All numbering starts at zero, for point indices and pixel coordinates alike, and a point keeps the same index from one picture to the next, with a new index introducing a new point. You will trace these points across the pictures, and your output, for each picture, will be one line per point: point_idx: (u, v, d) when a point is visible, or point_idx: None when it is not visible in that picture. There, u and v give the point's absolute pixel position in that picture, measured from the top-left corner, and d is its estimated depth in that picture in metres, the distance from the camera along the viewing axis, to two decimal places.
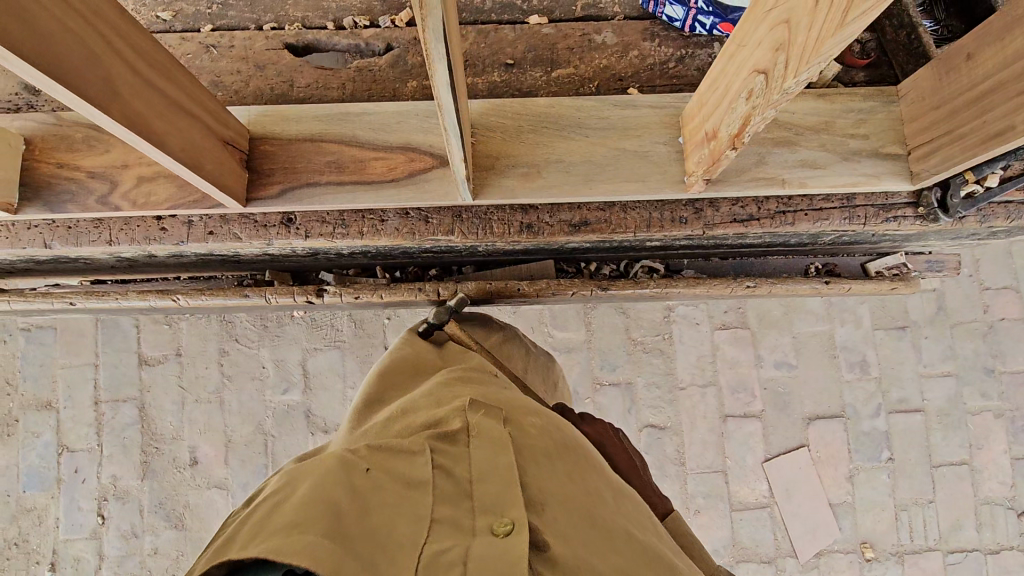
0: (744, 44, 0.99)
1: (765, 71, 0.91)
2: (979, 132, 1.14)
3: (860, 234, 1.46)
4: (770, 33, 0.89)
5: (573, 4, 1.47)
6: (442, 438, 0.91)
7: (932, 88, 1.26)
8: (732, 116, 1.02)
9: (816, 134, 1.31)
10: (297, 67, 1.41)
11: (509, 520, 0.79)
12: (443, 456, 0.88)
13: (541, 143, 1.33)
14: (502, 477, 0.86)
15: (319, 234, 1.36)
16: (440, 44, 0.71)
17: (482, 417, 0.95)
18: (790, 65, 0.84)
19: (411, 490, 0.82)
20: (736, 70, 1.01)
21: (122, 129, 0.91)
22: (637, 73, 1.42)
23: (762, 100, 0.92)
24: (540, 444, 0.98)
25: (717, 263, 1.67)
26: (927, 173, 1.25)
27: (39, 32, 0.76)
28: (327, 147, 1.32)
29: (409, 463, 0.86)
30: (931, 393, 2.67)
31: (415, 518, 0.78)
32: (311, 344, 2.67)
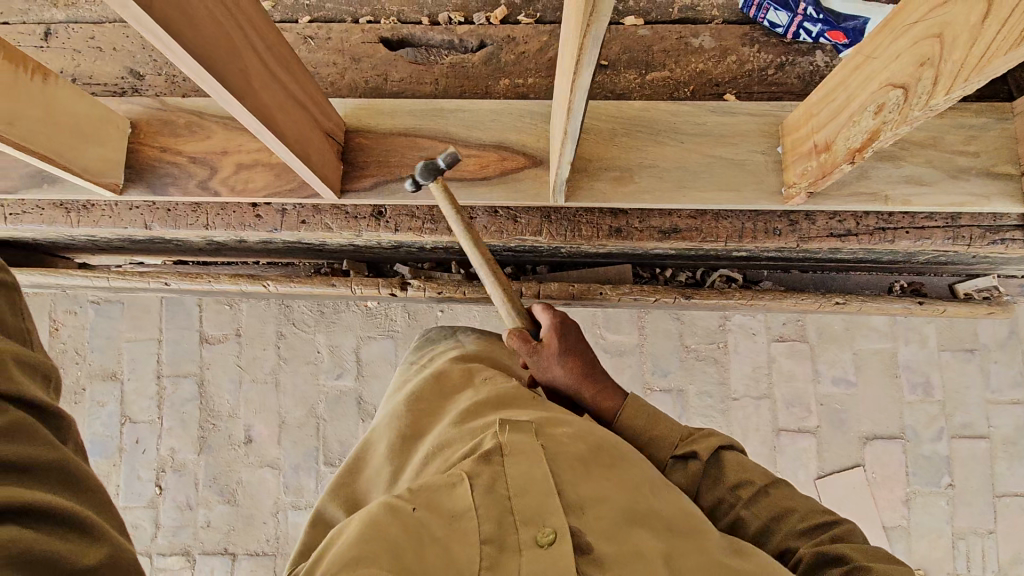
0: (876, 56, 0.97)
1: (903, 86, 0.89)
2: None
3: (958, 255, 1.40)
4: (914, 48, 0.87)
5: (671, 6, 1.44)
6: (478, 460, 0.87)
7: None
8: (853, 130, 1.00)
9: (923, 149, 1.26)
10: (392, 61, 1.43)
11: (551, 529, 0.79)
12: (480, 476, 0.85)
13: (635, 147, 1.32)
14: (539, 490, 0.84)
15: (408, 228, 1.37)
16: (595, 48, 0.72)
17: (513, 436, 0.92)
18: (938, 83, 0.82)
19: (455, 521, 0.78)
20: (863, 83, 0.99)
21: (253, 119, 0.93)
22: (735, 79, 1.40)
23: (897, 115, 0.90)
24: (577, 449, 0.92)
25: (798, 276, 1.63)
26: None
27: (196, 24, 0.78)
28: (420, 142, 1.33)
29: (449, 493, 0.83)
30: (998, 420, 2.57)
31: (461, 546, 0.76)
32: (365, 332, 2.71)
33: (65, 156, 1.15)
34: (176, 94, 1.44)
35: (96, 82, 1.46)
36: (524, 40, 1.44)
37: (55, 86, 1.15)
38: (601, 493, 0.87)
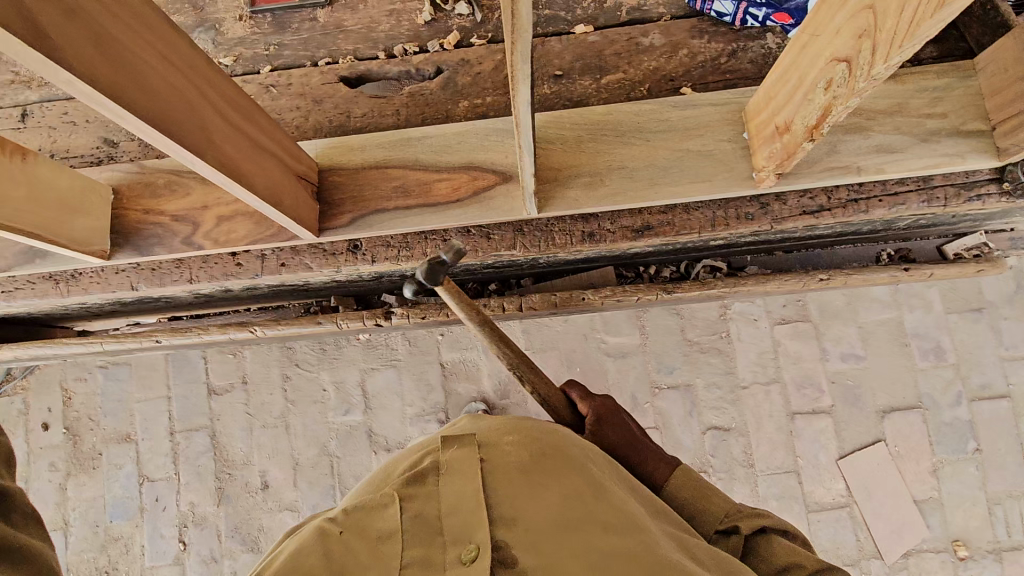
0: (821, 31, 0.96)
1: (848, 59, 0.88)
2: None
3: (938, 216, 1.39)
4: (852, 20, 0.87)
5: (618, 9, 1.46)
6: (414, 479, 0.90)
7: (1015, 57, 1.20)
8: (809, 108, 0.99)
9: (889, 117, 1.26)
10: (352, 98, 1.47)
11: (475, 545, 0.83)
12: (411, 500, 0.88)
13: (601, 151, 1.33)
14: (468, 509, 0.86)
15: (386, 258, 1.39)
16: (527, 64, 0.72)
17: (455, 452, 0.94)
18: (878, 51, 0.81)
19: (382, 542, 0.83)
20: (812, 60, 0.99)
21: (216, 173, 0.95)
22: (689, 72, 1.41)
23: (844, 89, 0.89)
24: (516, 456, 0.93)
25: (781, 258, 1.63)
26: (1016, 148, 1.18)
27: (147, 89, 0.80)
28: (392, 173, 1.36)
29: (380, 515, 0.87)
30: (1016, 376, 2.52)
31: (384, 568, 0.80)
32: (368, 364, 2.72)
33: (49, 230, 1.18)
34: (150, 156, 1.48)
35: (73, 154, 1.51)
36: (477, 62, 1.47)
37: (36, 163, 1.18)
38: (537, 504, 0.88)
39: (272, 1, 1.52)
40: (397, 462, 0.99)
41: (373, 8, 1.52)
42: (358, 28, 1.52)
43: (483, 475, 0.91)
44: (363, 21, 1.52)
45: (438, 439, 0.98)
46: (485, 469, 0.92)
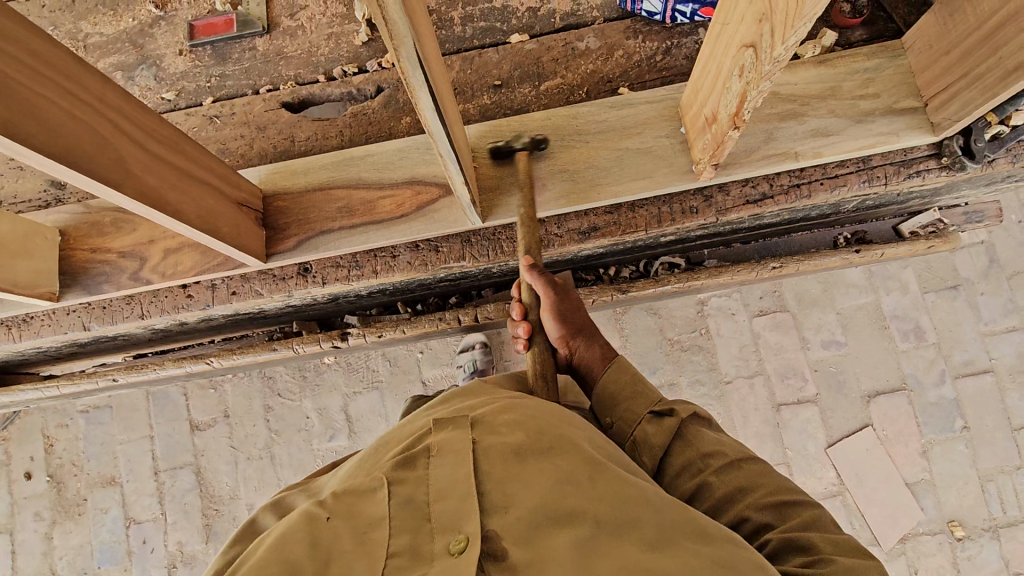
0: (730, 20, 0.99)
1: (753, 44, 0.90)
2: (999, 68, 1.08)
3: (884, 196, 1.39)
4: (753, 7, 0.89)
5: (552, 16, 1.47)
6: (403, 466, 0.86)
7: (938, 34, 1.21)
8: (728, 97, 1.01)
9: (823, 101, 1.27)
10: (296, 123, 1.48)
11: (464, 536, 0.76)
12: (400, 485, 0.83)
13: (542, 155, 1.34)
14: (459, 493, 0.81)
15: (336, 279, 1.38)
16: (419, 71, 0.74)
17: (445, 435, 0.90)
18: (776, 34, 0.82)
19: (370, 530, 0.78)
20: (725, 50, 1.01)
21: (137, 204, 0.95)
22: (626, 72, 1.42)
23: (753, 74, 0.91)
24: (510, 437, 0.88)
25: (740, 248, 1.63)
26: (949, 122, 1.19)
27: (44, 122, 0.81)
28: (334, 194, 1.36)
29: (369, 501, 0.83)
30: (999, 350, 2.51)
31: (372, 560, 0.75)
32: (350, 388, 2.70)
33: None
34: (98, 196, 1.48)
35: (22, 199, 1.51)
36: None
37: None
38: (528, 490, 0.81)
39: (211, 34, 1.53)
40: (388, 447, 0.96)
41: (313, 33, 1.53)
42: (298, 53, 1.52)
43: (475, 460, 0.86)
44: (303, 46, 1.53)
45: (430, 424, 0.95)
46: (477, 455, 0.87)
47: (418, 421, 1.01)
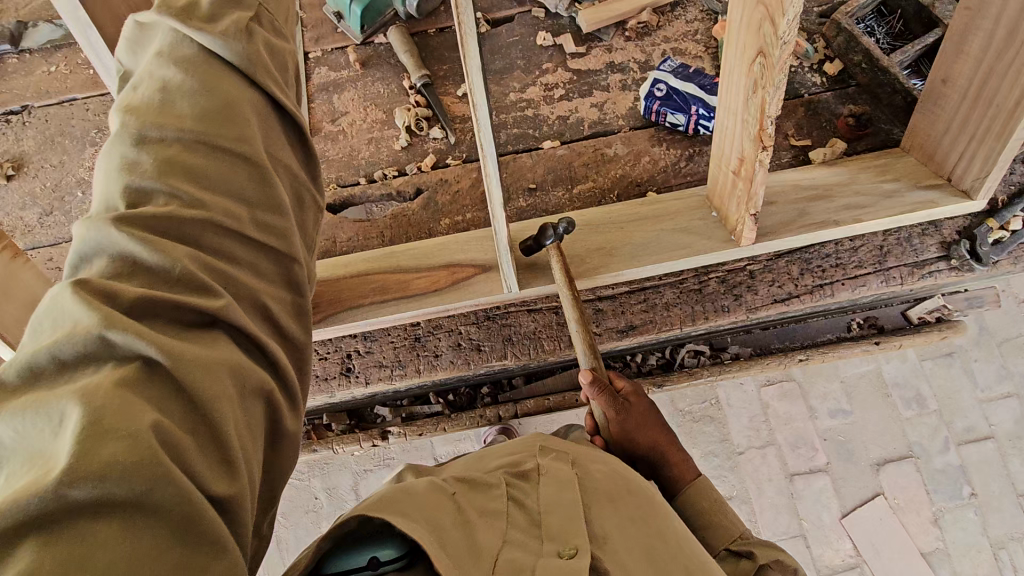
0: (733, 69, 1.11)
1: (760, 54, 0.97)
2: (1002, 112, 1.18)
3: (897, 293, 1.48)
4: (748, 31, 0.99)
5: (581, 124, 1.60)
6: (518, 477, 0.95)
7: (930, 125, 1.34)
8: (750, 122, 1.07)
9: (846, 188, 1.37)
10: (338, 224, 1.53)
11: (573, 546, 0.81)
12: (515, 491, 0.91)
13: (576, 240, 1.40)
14: (568, 508, 0.88)
15: (379, 378, 1.40)
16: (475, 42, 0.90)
17: (551, 463, 0.99)
18: (773, 20, 0.89)
19: (490, 518, 0.85)
20: (736, 92, 1.12)
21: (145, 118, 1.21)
22: (653, 177, 1.53)
23: (767, 80, 0.96)
24: (606, 483, 0.97)
25: (760, 334, 1.68)
26: (974, 181, 1.28)
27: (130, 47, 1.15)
28: (371, 278, 1.39)
29: (487, 495, 0.90)
30: (996, 417, 2.60)
31: (489, 543, 0.79)
32: (360, 467, 2.64)
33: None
34: None
35: None
36: (455, 181, 1.55)
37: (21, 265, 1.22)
38: (625, 537, 0.88)
39: None
40: (493, 462, 1.03)
41: (353, 138, 1.61)
42: (340, 157, 1.60)
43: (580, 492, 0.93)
44: (344, 150, 1.60)
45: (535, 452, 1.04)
46: (582, 489, 0.94)
47: (516, 445, 1.09)
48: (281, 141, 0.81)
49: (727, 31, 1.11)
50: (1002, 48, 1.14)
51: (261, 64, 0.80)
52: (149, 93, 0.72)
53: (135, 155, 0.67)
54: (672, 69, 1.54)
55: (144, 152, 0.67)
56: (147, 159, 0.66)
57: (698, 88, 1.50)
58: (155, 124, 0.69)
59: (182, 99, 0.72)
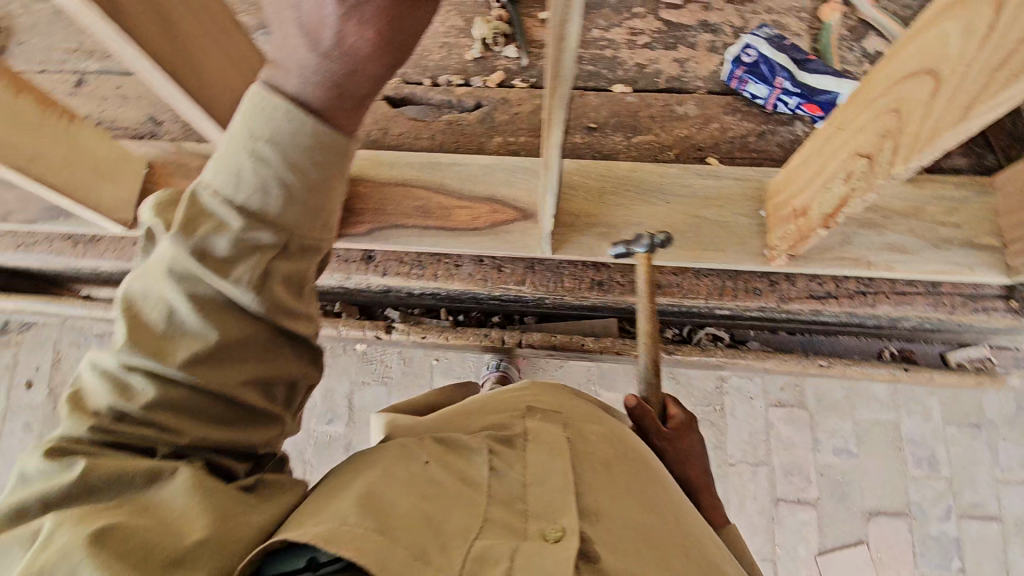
0: (844, 128, 1.03)
1: (869, 155, 0.92)
2: None
3: (942, 323, 1.41)
4: (876, 120, 0.93)
5: (657, 76, 1.54)
6: (502, 441, 0.93)
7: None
8: (826, 197, 1.04)
9: (904, 219, 1.31)
10: (392, 117, 1.53)
11: (561, 527, 0.79)
12: (499, 457, 0.89)
13: (621, 206, 1.37)
14: (556, 484, 0.85)
15: (396, 273, 1.41)
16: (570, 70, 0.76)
17: (538, 426, 0.97)
18: (899, 153, 0.86)
19: (469, 485, 0.84)
20: (834, 151, 1.04)
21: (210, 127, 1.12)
22: (718, 145, 1.46)
23: (862, 185, 0.93)
24: (597, 451, 0.95)
25: (785, 337, 1.62)
26: None
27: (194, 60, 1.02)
28: (415, 193, 1.40)
29: (466, 461, 0.88)
30: (1010, 502, 2.45)
31: (467, 518, 0.78)
32: (359, 377, 2.70)
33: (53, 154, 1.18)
34: (190, 139, 1.54)
35: (119, 127, 1.57)
36: (517, 103, 1.53)
37: (78, 125, 1.24)
38: (618, 508, 0.86)
39: None
40: (481, 419, 1.01)
41: (428, 39, 1.60)
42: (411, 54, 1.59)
43: (570, 457, 0.91)
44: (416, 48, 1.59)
45: (523, 412, 1.01)
46: (572, 455, 0.92)
47: (508, 398, 1.08)
48: (288, 352, 0.77)
49: (858, 89, 1.02)
50: None
51: (280, 307, 0.72)
52: (155, 311, 0.69)
53: (127, 378, 0.68)
54: (767, 36, 1.49)
55: (137, 379, 0.68)
56: (141, 392, 0.68)
57: (789, 60, 1.44)
58: (145, 355, 0.68)
59: (181, 340, 0.69)
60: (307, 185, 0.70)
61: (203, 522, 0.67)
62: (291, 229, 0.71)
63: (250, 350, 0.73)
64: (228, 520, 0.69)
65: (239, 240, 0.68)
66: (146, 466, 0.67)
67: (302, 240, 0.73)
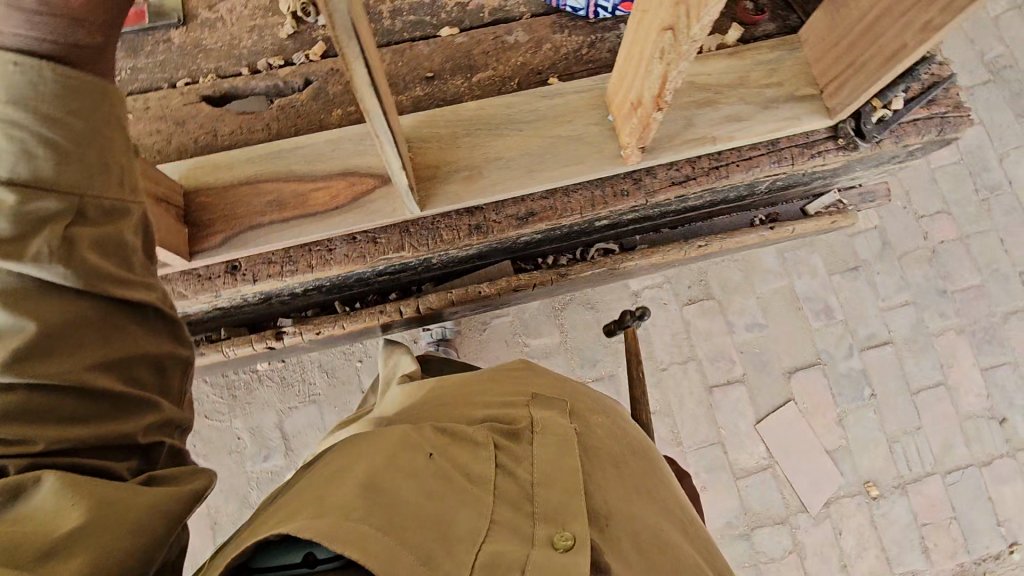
0: (649, 8, 1.06)
1: (671, 27, 0.96)
2: (878, 55, 1.24)
3: (792, 176, 1.52)
4: None
5: (480, 10, 1.51)
6: (509, 437, 1.03)
7: (829, 28, 1.37)
8: (650, 79, 1.08)
9: (734, 90, 1.42)
10: (218, 116, 1.41)
11: (570, 535, 0.85)
12: (505, 457, 0.98)
13: (477, 145, 1.36)
14: (563, 484, 0.95)
15: (268, 275, 1.32)
16: (344, 20, 0.77)
17: (544, 423, 1.09)
18: (692, 13, 0.89)
19: (478, 484, 0.89)
20: (647, 33, 1.07)
21: None
22: (554, 65, 1.47)
23: (675, 55, 0.98)
24: (591, 457, 1.10)
25: (667, 234, 1.71)
26: (843, 104, 1.35)
27: None
28: (265, 188, 1.31)
29: (472, 457, 0.95)
30: (896, 325, 2.79)
31: (478, 515, 0.83)
32: (285, 404, 2.57)
33: None
34: None
35: None
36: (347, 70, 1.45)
37: None
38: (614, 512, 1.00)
39: None
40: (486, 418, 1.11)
41: (234, 26, 1.48)
42: (219, 46, 1.46)
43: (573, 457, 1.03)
44: (223, 39, 1.47)
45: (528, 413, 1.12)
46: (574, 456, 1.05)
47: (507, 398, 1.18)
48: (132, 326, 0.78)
49: None
50: None
51: (103, 274, 0.74)
52: None
53: None
54: None
55: None
56: None
57: None
58: None
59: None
60: (74, 138, 0.75)
61: (81, 509, 0.63)
62: (81, 187, 0.75)
63: (87, 328, 0.72)
64: (115, 501, 0.66)
65: (27, 212, 0.70)
66: (6, 483, 0.62)
67: (98, 202, 0.77)
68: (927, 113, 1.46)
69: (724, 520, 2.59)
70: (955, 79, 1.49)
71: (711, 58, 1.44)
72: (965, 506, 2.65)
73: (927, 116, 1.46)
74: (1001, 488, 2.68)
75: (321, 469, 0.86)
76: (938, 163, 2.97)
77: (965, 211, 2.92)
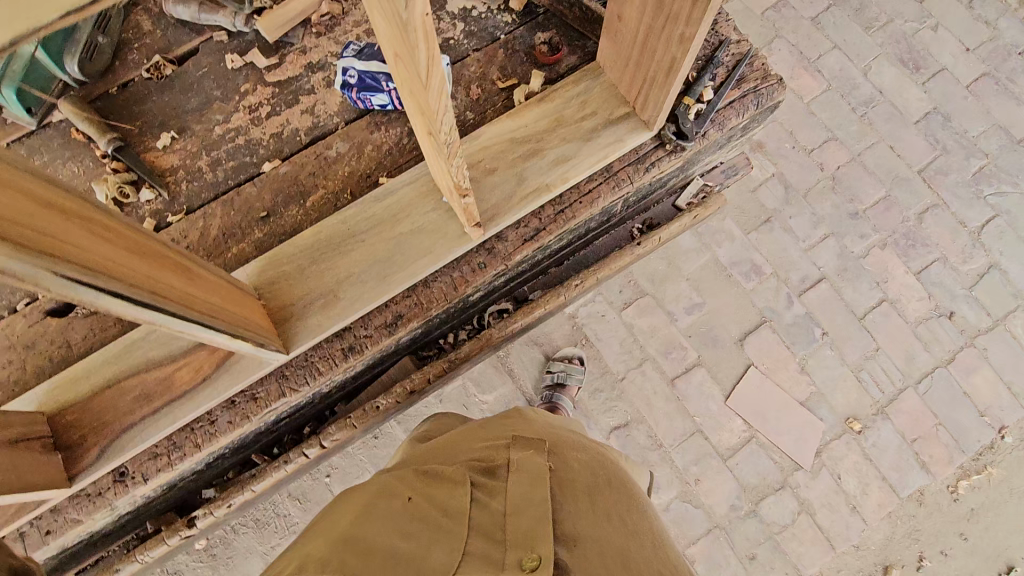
0: (412, 116, 1.09)
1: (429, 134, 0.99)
2: (660, 70, 1.25)
3: (639, 190, 1.56)
4: (414, 106, 0.98)
5: (296, 134, 1.52)
6: (488, 475, 1.22)
7: (616, 51, 1.38)
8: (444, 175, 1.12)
9: (554, 133, 1.44)
10: (67, 326, 1.38)
11: (535, 556, 1.01)
12: (480, 491, 1.17)
13: (325, 269, 1.36)
14: (533, 510, 1.11)
15: (158, 469, 1.30)
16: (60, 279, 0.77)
17: (521, 458, 1.25)
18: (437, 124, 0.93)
19: (453, 516, 1.10)
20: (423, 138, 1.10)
21: None
22: (381, 164, 1.49)
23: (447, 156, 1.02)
24: (568, 480, 1.25)
25: (556, 272, 1.78)
26: (654, 116, 1.38)
27: None
28: (128, 385, 1.28)
29: (452, 493, 1.16)
30: (823, 260, 2.83)
31: (451, 546, 1.03)
32: (267, 544, 2.50)
33: None
34: None
35: None
36: (183, 237, 1.44)
37: None
38: (583, 526, 1.14)
39: None
40: (473, 456, 1.30)
41: None
42: None
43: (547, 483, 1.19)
44: None
45: (508, 449, 1.30)
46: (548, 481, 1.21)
47: (492, 436, 1.37)
48: None
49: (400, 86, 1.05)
50: (655, 11, 1.15)
51: None
52: None
53: None
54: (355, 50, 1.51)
55: None
56: None
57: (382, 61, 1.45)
58: None
59: None
60: None
61: None
62: None
63: None
64: None
65: None
66: None
67: None
68: (741, 92, 1.50)
69: (728, 504, 2.58)
70: (755, 51, 1.54)
71: (524, 108, 1.47)
72: (946, 409, 2.68)
73: (741, 95, 1.50)
74: (972, 379, 2.71)
75: (333, 525, 1.10)
76: (810, 95, 3.04)
77: (850, 131, 2.98)
